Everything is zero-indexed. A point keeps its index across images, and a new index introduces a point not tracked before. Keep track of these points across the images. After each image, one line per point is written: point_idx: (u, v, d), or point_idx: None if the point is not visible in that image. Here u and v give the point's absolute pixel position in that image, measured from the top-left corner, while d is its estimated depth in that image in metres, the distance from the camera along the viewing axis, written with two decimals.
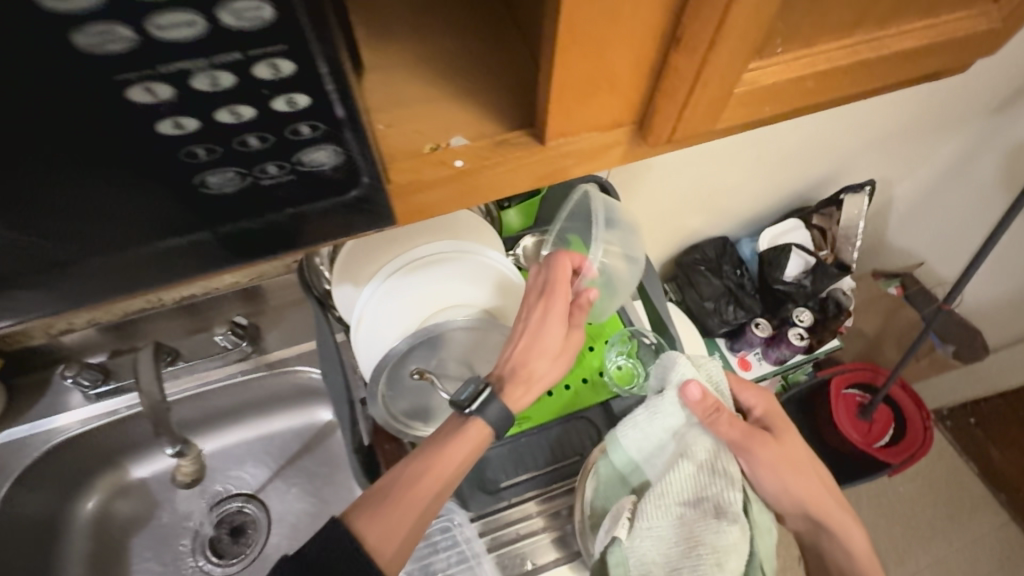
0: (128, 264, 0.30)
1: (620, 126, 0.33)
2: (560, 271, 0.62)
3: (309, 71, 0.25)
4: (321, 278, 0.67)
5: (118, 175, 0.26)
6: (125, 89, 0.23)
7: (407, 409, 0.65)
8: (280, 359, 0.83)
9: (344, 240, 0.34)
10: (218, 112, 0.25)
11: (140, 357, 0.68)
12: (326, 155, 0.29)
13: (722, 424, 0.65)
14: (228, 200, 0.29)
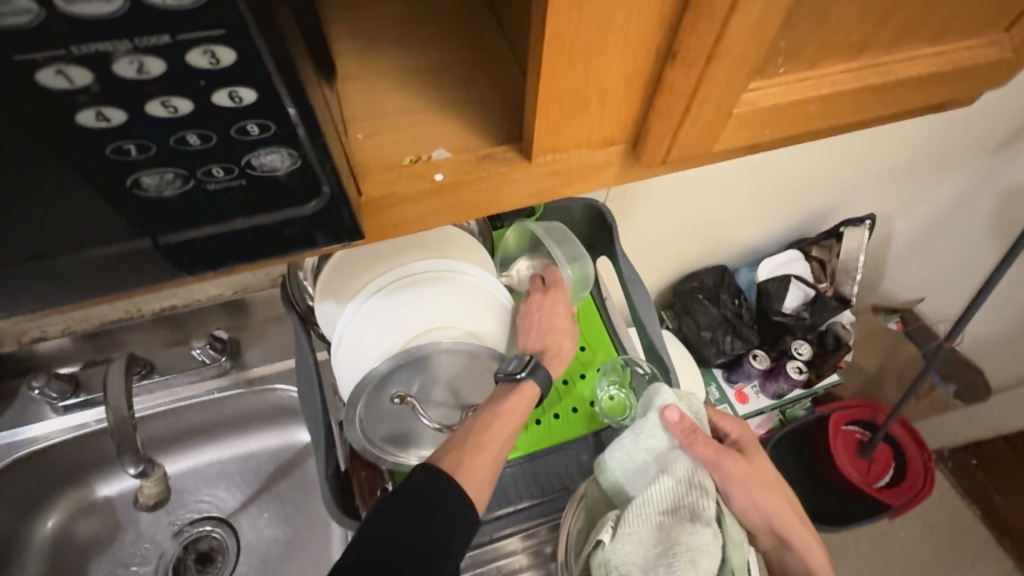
0: (75, 270, 0.28)
1: (612, 145, 0.31)
2: (555, 275, 0.72)
3: (251, 62, 0.22)
4: (305, 294, 0.65)
5: (35, 171, 0.23)
6: (34, 71, 0.20)
7: (388, 434, 0.63)
8: (259, 376, 0.80)
9: (303, 252, 0.32)
10: (149, 104, 0.23)
11: (111, 370, 0.65)
12: (280, 159, 0.27)
13: (699, 445, 0.66)
14: (168, 203, 0.27)
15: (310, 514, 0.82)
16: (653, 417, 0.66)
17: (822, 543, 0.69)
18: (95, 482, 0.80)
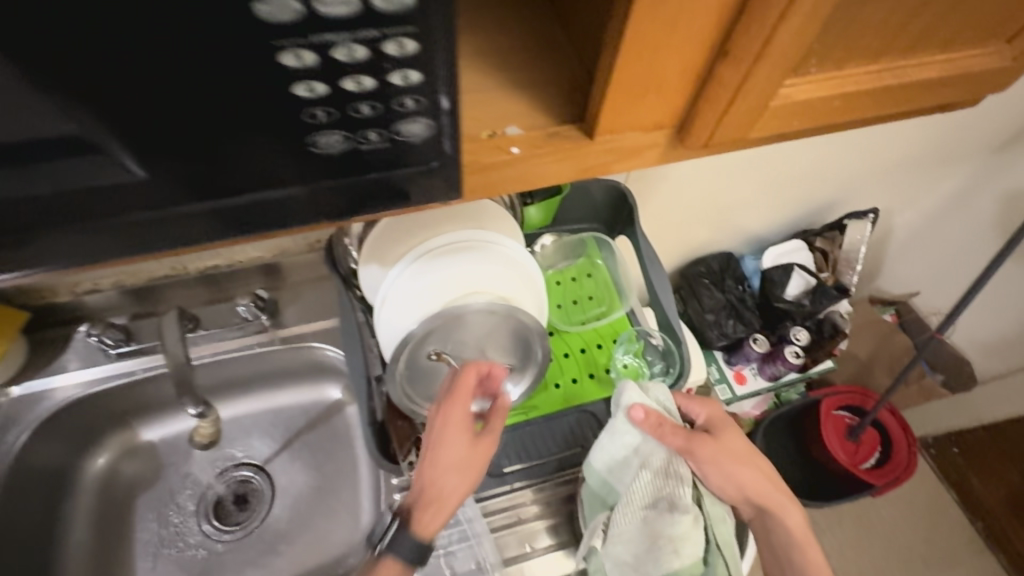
0: (242, 205, 0.35)
1: (660, 128, 0.36)
2: (465, 378, 0.62)
3: (428, 53, 0.28)
4: (349, 257, 0.71)
5: (250, 122, 0.30)
6: (278, 52, 0.26)
7: (425, 390, 0.68)
8: (295, 334, 0.85)
9: (417, 206, 0.38)
10: (344, 81, 0.28)
11: (164, 321, 0.70)
12: (419, 128, 0.32)
13: (667, 435, 0.67)
14: (332, 158, 0.33)
15: (339, 464, 0.88)
16: (620, 417, 0.67)
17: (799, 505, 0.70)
18: (139, 426, 0.86)
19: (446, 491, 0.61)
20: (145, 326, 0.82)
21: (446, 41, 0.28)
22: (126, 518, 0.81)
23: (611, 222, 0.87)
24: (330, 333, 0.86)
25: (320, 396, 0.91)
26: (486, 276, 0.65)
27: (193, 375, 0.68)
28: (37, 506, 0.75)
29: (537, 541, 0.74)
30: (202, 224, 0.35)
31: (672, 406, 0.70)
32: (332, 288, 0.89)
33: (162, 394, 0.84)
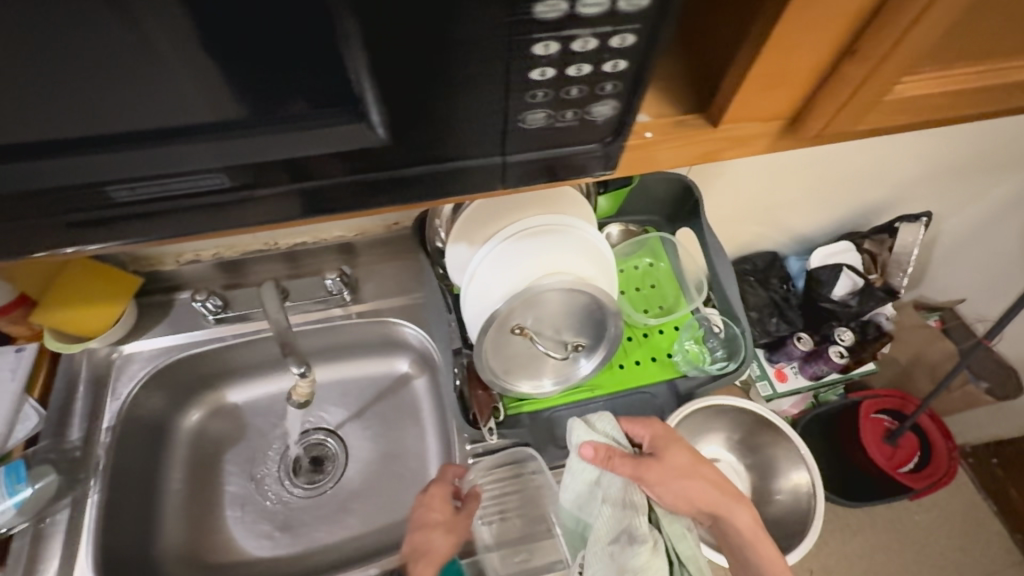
0: (439, 172, 0.40)
1: (775, 119, 0.40)
2: (449, 471, 0.75)
3: (642, 47, 0.34)
4: (436, 236, 0.76)
5: (482, 101, 0.35)
6: (533, 43, 0.32)
7: (507, 366, 0.73)
8: (374, 309, 0.90)
9: (576, 180, 0.43)
10: (569, 67, 0.34)
11: (263, 290, 0.76)
12: (606, 110, 0.37)
13: (618, 465, 0.66)
14: (529, 135, 0.38)
15: (407, 434, 0.92)
16: (574, 456, 0.68)
17: (745, 504, 0.71)
18: (226, 388, 0.91)
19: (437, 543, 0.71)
20: (239, 295, 0.88)
21: (660, 36, 0.33)
22: (215, 471, 0.87)
23: (672, 214, 0.91)
24: (404, 309, 0.91)
25: (391, 370, 0.96)
26: (569, 258, 0.70)
27: (294, 338, 0.74)
28: (142, 454, 0.81)
29: None
30: (402, 184, 0.41)
31: (619, 433, 0.70)
32: (407, 268, 0.94)
33: (250, 359, 0.90)
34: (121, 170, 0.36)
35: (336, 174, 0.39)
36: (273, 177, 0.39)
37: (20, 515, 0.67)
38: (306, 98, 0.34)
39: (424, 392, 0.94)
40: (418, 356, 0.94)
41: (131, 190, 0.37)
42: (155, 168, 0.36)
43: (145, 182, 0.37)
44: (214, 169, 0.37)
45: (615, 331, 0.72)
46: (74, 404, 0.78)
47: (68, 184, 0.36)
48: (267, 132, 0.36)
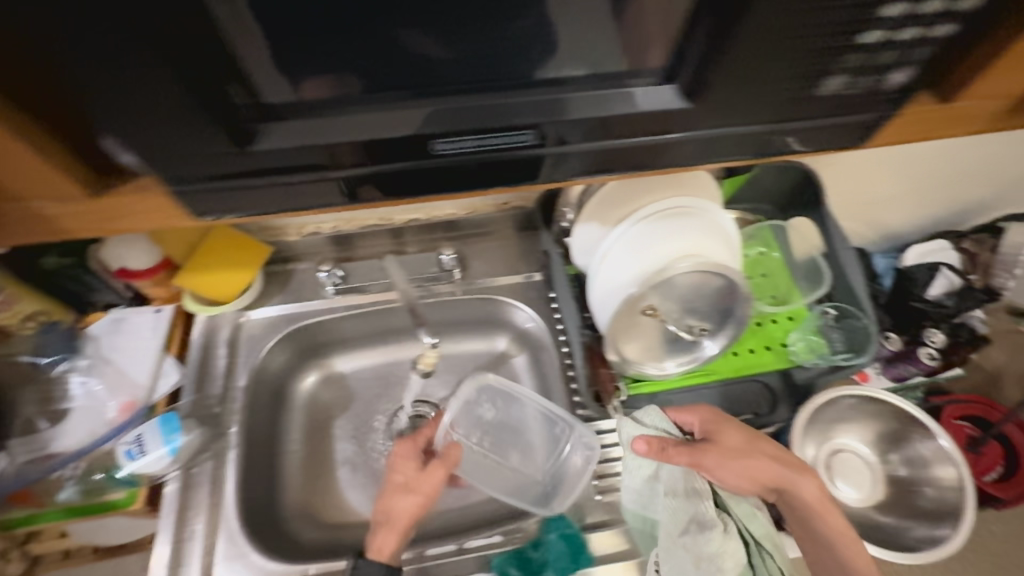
0: (725, 132, 0.46)
1: (996, 100, 0.48)
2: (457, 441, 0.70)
3: (945, 29, 0.41)
4: (561, 217, 0.78)
5: (800, 69, 0.42)
6: (876, 17, 0.39)
7: (635, 347, 0.73)
8: (482, 287, 0.92)
9: (823, 147, 0.50)
10: (884, 39, 0.41)
11: (387, 264, 0.83)
12: (889, 80, 0.44)
13: (674, 455, 0.63)
14: (815, 102, 0.45)
15: None
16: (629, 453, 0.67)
17: (814, 474, 0.65)
18: (334, 358, 0.93)
19: (393, 505, 0.66)
20: (357, 268, 0.91)
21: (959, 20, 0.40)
22: (325, 433, 0.88)
23: (786, 203, 0.89)
24: (512, 288, 0.92)
25: (491, 347, 0.96)
26: (703, 240, 0.70)
27: None
28: (265, 414, 0.84)
29: None
30: (682, 145, 0.47)
31: (665, 421, 0.69)
32: (515, 248, 0.95)
33: (361, 330, 0.92)
34: (461, 124, 0.43)
35: (609, 138, 0.46)
36: (525, 136, 0.45)
37: (173, 464, 0.71)
38: (608, 62, 0.43)
39: (523, 369, 0.94)
40: (521, 335, 0.95)
41: (459, 143, 0.44)
42: (481, 124, 0.43)
43: (473, 134, 0.44)
44: (528, 126, 0.44)
45: (745, 315, 0.72)
46: (207, 364, 0.82)
47: (407, 135, 0.43)
48: (565, 93, 0.44)
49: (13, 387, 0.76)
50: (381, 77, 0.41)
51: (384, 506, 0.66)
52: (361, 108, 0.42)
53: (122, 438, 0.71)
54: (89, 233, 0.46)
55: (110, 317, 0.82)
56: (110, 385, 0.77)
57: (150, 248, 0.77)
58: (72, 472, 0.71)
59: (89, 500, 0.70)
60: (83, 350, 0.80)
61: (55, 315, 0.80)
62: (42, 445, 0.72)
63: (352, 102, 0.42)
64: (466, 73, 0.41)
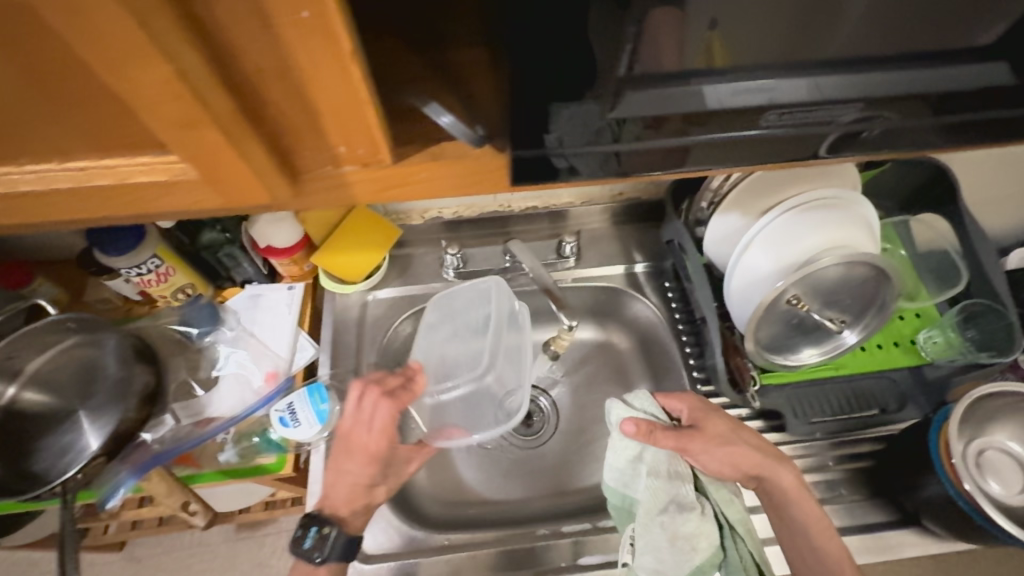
0: None
1: None
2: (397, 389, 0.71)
3: None
4: (696, 209, 0.79)
5: None
6: None
7: (768, 336, 0.73)
8: (596, 275, 0.93)
9: None
10: None
11: (512, 244, 0.82)
12: None
13: (661, 439, 0.65)
14: None
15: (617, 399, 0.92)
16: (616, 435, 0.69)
17: (793, 464, 0.66)
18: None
19: (356, 494, 0.68)
20: (477, 253, 0.92)
21: None
22: None
23: (909, 198, 0.86)
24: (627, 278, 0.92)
25: (598, 336, 0.97)
26: (855, 234, 0.69)
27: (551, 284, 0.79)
28: None
29: (853, 488, 0.75)
30: (1000, 125, 0.45)
31: (656, 408, 0.70)
32: (627, 238, 0.96)
33: None
34: (800, 95, 0.40)
35: (864, 119, 0.43)
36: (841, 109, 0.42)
37: (323, 432, 0.74)
38: (949, 34, 0.38)
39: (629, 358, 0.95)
40: (630, 325, 0.94)
41: (784, 116, 0.42)
42: (818, 95, 0.41)
43: (801, 108, 0.41)
44: (856, 99, 0.41)
45: (889, 304, 0.70)
46: (336, 340, 0.84)
47: (675, 114, 0.39)
48: (894, 71, 0.40)
49: (167, 352, 0.80)
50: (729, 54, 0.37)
51: (352, 497, 0.68)
52: (710, 78, 0.38)
53: (275, 405, 0.76)
54: (379, 202, 0.39)
55: (247, 292, 0.85)
56: (254, 356, 0.81)
57: (296, 225, 0.81)
58: (228, 436, 0.77)
59: (246, 462, 0.76)
60: (224, 321, 0.83)
61: (198, 289, 0.84)
62: (200, 409, 0.77)
63: (697, 71, 0.37)
64: (805, 47, 0.37)
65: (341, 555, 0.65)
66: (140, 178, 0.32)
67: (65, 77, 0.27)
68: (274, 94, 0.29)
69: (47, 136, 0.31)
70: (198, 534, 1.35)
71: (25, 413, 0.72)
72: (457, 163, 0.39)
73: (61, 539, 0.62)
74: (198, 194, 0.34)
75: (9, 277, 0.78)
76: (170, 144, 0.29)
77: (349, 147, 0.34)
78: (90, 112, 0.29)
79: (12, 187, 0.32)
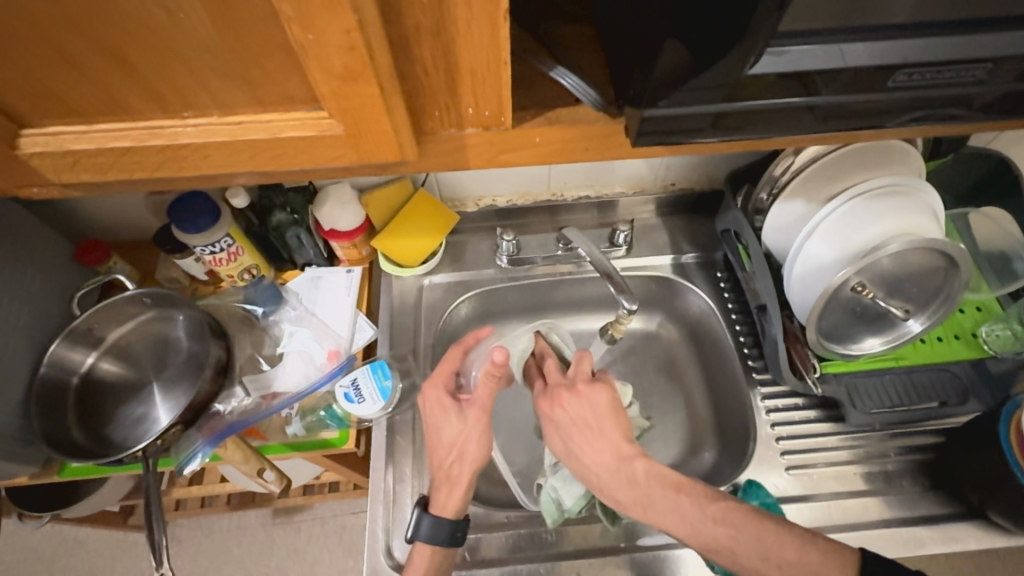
0: None
1: None
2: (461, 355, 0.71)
3: None
4: (755, 197, 0.80)
5: None
6: None
7: (828, 325, 0.72)
8: (649, 264, 0.92)
9: None
10: None
11: (569, 230, 0.82)
12: None
13: (484, 388, 0.65)
14: None
15: (665, 388, 0.93)
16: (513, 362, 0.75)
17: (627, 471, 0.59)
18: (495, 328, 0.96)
19: (459, 467, 0.65)
20: (529, 241, 0.93)
21: None
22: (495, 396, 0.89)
23: (969, 191, 0.83)
24: (678, 267, 0.92)
25: (647, 326, 0.98)
26: (925, 221, 0.68)
27: (607, 265, 0.79)
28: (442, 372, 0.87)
29: (913, 480, 0.75)
30: None
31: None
32: (681, 228, 0.95)
33: (526, 301, 0.94)
34: (928, 53, 0.37)
35: (993, 93, 0.41)
36: (970, 71, 0.38)
37: (385, 409, 0.76)
38: None
39: (678, 347, 0.95)
40: (679, 315, 0.95)
41: (913, 75, 0.38)
42: (947, 53, 0.37)
43: (931, 68, 0.38)
44: (997, 58, 0.37)
45: (955, 293, 0.69)
46: (394, 322, 0.86)
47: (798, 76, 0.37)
48: None
49: (234, 329, 0.83)
50: (861, 18, 0.35)
51: (447, 469, 0.65)
52: (844, 37, 0.36)
53: (339, 381, 0.77)
54: (489, 166, 0.41)
55: (306, 274, 0.87)
56: (316, 335, 0.83)
57: (359, 209, 0.82)
58: (293, 410, 0.79)
59: (311, 436, 0.79)
60: (287, 301, 0.85)
61: (262, 271, 0.86)
62: (267, 383, 0.79)
63: (820, 32, 0.36)
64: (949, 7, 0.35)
65: (430, 536, 0.62)
66: (289, 132, 0.35)
67: (249, 31, 0.30)
68: (424, 49, 0.32)
69: (216, 88, 0.33)
70: (237, 518, 1.37)
71: (103, 382, 0.76)
72: (572, 129, 0.41)
73: (148, 499, 0.66)
74: (336, 149, 0.36)
75: (88, 255, 0.81)
76: (329, 98, 0.32)
77: (478, 108, 0.37)
78: (261, 63, 0.32)
79: (172, 139, 0.35)
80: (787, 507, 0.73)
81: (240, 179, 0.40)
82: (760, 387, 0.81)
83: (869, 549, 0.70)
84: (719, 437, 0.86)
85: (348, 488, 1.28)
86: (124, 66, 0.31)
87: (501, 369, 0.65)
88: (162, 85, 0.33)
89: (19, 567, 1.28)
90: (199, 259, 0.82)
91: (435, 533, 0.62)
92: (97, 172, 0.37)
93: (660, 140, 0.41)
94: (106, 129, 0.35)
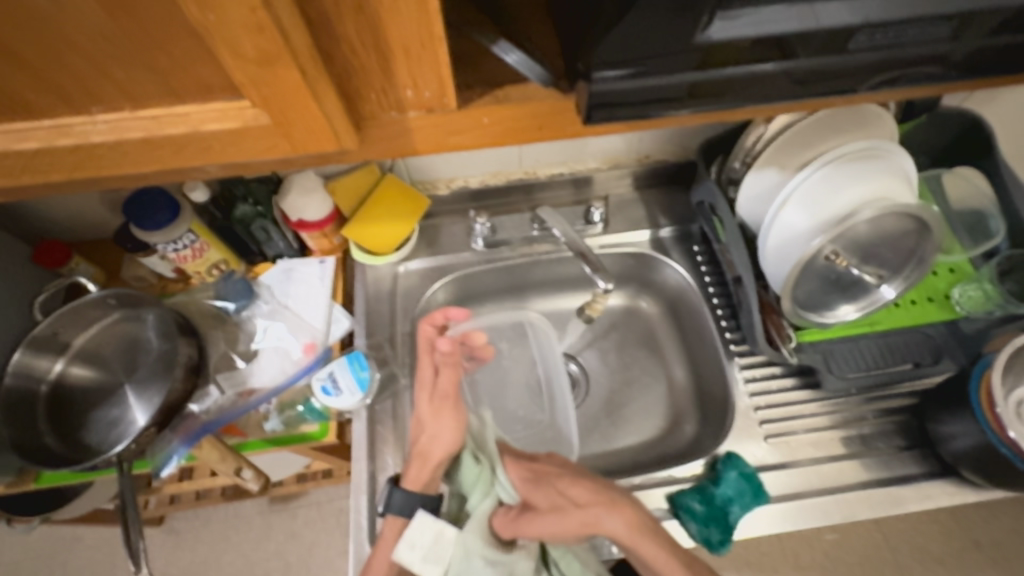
0: None
1: None
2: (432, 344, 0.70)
3: None
4: (728, 167, 0.78)
5: None
6: None
7: (803, 293, 0.72)
8: (627, 240, 0.91)
9: None
10: None
11: (543, 209, 0.80)
12: None
13: (445, 373, 0.67)
14: None
15: (647, 362, 0.93)
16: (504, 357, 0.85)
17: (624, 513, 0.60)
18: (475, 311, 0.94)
19: (433, 448, 0.65)
20: (505, 221, 0.91)
21: None
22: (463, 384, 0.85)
23: (942, 152, 0.83)
24: (656, 242, 0.91)
25: (627, 301, 0.97)
26: (898, 184, 0.68)
27: (581, 242, 0.78)
28: None
29: (890, 440, 0.76)
30: None
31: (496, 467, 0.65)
32: (657, 201, 0.94)
33: (502, 283, 0.92)
34: (884, 13, 0.36)
35: (955, 52, 0.40)
36: (928, 29, 0.37)
37: (364, 399, 0.75)
38: None
39: (659, 321, 0.95)
40: (659, 289, 0.94)
41: (873, 35, 0.37)
42: (905, 13, 0.36)
43: (891, 27, 0.37)
44: (957, 13, 0.36)
45: (928, 256, 0.70)
46: (371, 311, 0.84)
47: (754, 40, 0.36)
48: None
49: (206, 327, 0.81)
50: None
51: (423, 448, 0.65)
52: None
53: (316, 374, 0.77)
54: (438, 150, 0.40)
55: (278, 266, 0.85)
56: (291, 328, 0.81)
57: (325, 197, 0.80)
58: (270, 406, 0.78)
59: (291, 430, 0.79)
60: (260, 295, 0.83)
61: (231, 265, 0.84)
62: (243, 379, 0.77)
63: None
64: None
65: (403, 507, 0.63)
66: (210, 124, 0.34)
67: (148, 16, 0.28)
68: (348, 28, 0.30)
69: (122, 78, 0.32)
70: (233, 509, 1.37)
71: (73, 388, 0.74)
72: (522, 107, 0.39)
73: (123, 504, 0.66)
74: (266, 139, 0.35)
75: (49, 255, 0.78)
76: (248, 85, 0.31)
77: (417, 89, 0.35)
78: (168, 51, 0.30)
79: (83, 137, 0.34)
80: (765, 475, 0.74)
81: (182, 174, 0.39)
82: (737, 358, 0.81)
83: (846, 511, 0.72)
84: (700, 409, 0.86)
85: (340, 476, 1.28)
86: (17, 61, 0.30)
87: (451, 355, 0.68)
88: (63, 78, 0.31)
89: (17, 568, 1.29)
90: (163, 257, 0.79)
91: (407, 505, 0.63)
92: (12, 176, 0.35)
93: (614, 115, 0.40)
94: (9, 128, 0.33)
